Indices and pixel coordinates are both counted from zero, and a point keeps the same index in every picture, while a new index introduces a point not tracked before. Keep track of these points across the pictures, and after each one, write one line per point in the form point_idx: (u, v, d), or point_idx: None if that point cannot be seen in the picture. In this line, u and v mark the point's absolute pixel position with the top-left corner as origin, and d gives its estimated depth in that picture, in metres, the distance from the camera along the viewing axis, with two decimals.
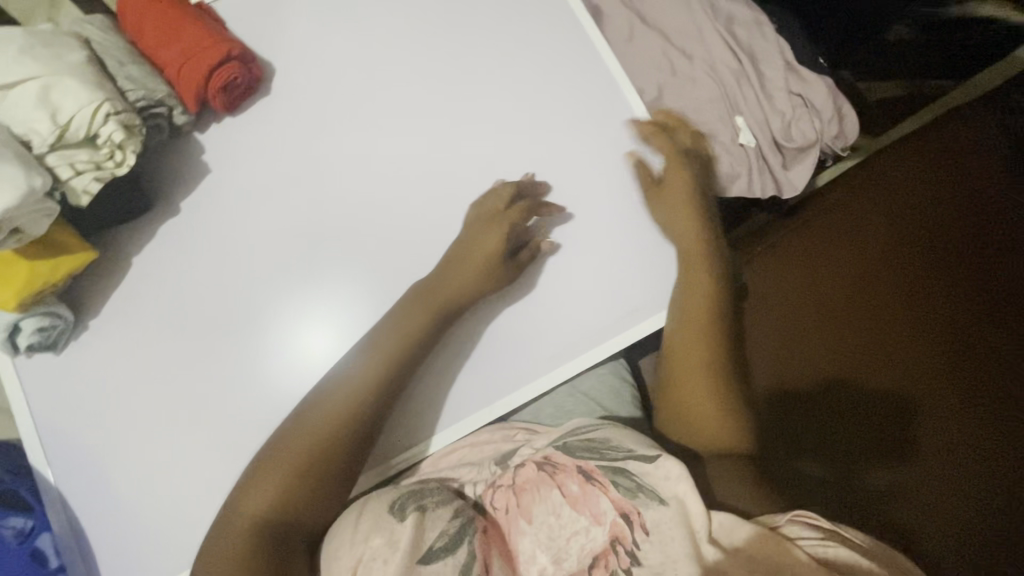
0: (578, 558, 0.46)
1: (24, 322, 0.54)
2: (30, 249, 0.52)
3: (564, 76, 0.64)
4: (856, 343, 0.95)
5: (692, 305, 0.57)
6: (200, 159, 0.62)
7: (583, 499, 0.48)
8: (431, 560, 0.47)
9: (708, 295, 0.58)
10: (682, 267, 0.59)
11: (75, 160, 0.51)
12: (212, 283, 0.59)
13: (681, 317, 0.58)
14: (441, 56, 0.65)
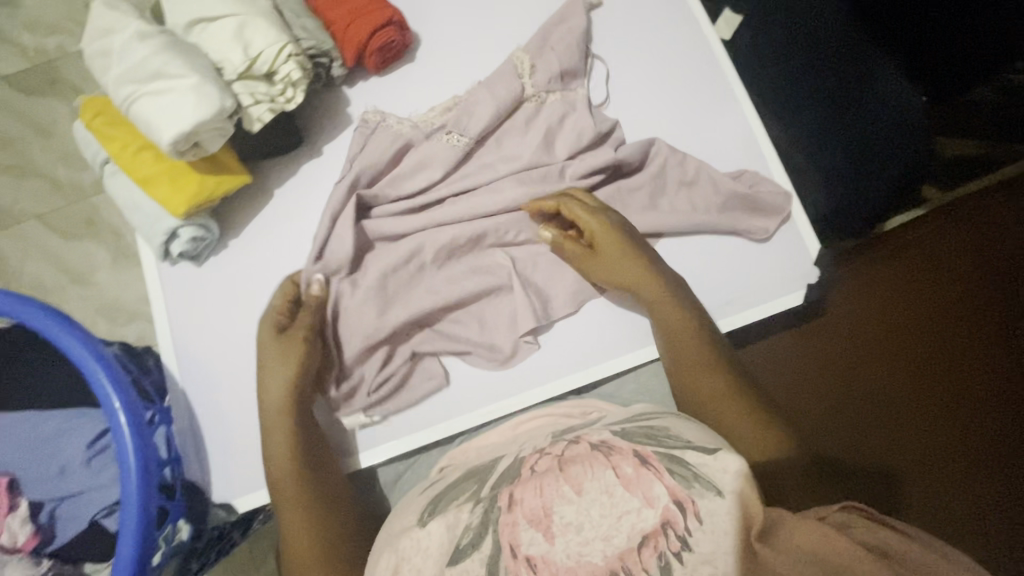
0: (627, 537, 0.37)
1: (182, 230, 0.60)
2: (201, 164, 0.58)
3: (692, 75, 0.68)
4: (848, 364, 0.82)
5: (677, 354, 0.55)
6: (345, 112, 0.67)
7: (635, 480, 0.39)
8: (459, 560, 0.40)
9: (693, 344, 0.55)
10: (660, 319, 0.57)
11: (256, 91, 0.57)
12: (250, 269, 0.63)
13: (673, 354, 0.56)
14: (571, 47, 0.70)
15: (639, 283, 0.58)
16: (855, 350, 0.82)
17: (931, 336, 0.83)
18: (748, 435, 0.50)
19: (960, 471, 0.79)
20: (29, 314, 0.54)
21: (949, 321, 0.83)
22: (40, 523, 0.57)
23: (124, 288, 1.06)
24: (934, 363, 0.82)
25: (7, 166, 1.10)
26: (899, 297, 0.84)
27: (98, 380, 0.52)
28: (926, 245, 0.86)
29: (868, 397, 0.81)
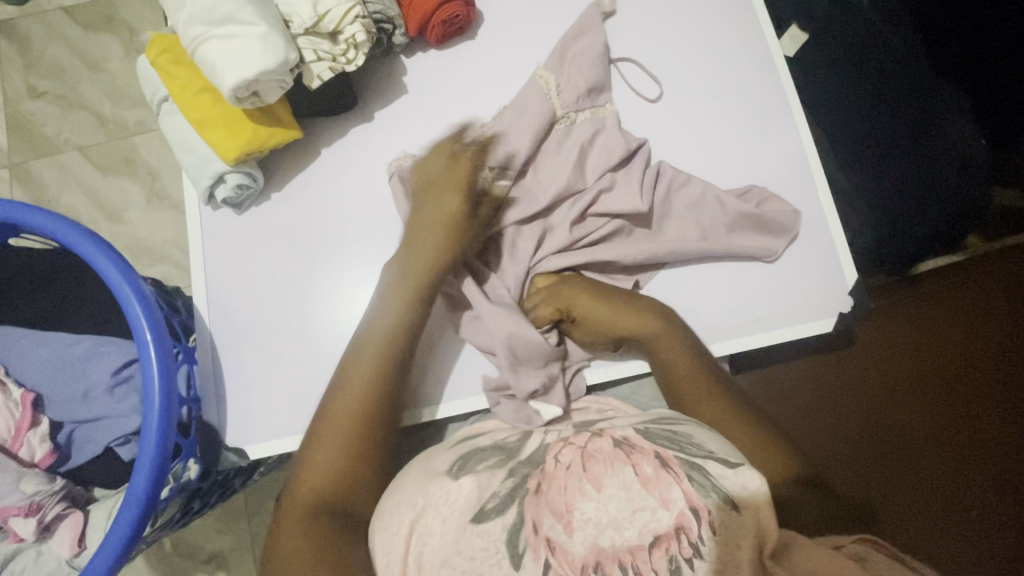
0: (638, 532, 0.38)
1: (229, 175, 0.60)
2: (257, 114, 0.59)
3: (751, 87, 0.67)
4: (869, 390, 0.80)
5: (673, 387, 0.54)
6: (401, 82, 0.67)
7: (654, 480, 0.39)
8: (482, 522, 0.41)
9: (696, 380, 0.54)
10: (660, 361, 0.55)
11: (318, 48, 0.57)
12: (311, 224, 0.64)
13: (669, 386, 0.55)
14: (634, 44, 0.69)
15: (634, 329, 0.56)
16: (880, 379, 0.80)
17: (966, 379, 0.80)
18: (758, 453, 0.49)
19: (972, 521, 0.76)
20: (71, 237, 0.54)
21: (988, 367, 0.80)
22: (57, 443, 0.60)
23: (155, 228, 1.08)
24: (964, 406, 0.79)
25: (58, 95, 1.12)
26: (935, 334, 0.81)
27: (132, 313, 0.53)
28: (975, 288, 0.82)
29: (886, 427, 0.79)
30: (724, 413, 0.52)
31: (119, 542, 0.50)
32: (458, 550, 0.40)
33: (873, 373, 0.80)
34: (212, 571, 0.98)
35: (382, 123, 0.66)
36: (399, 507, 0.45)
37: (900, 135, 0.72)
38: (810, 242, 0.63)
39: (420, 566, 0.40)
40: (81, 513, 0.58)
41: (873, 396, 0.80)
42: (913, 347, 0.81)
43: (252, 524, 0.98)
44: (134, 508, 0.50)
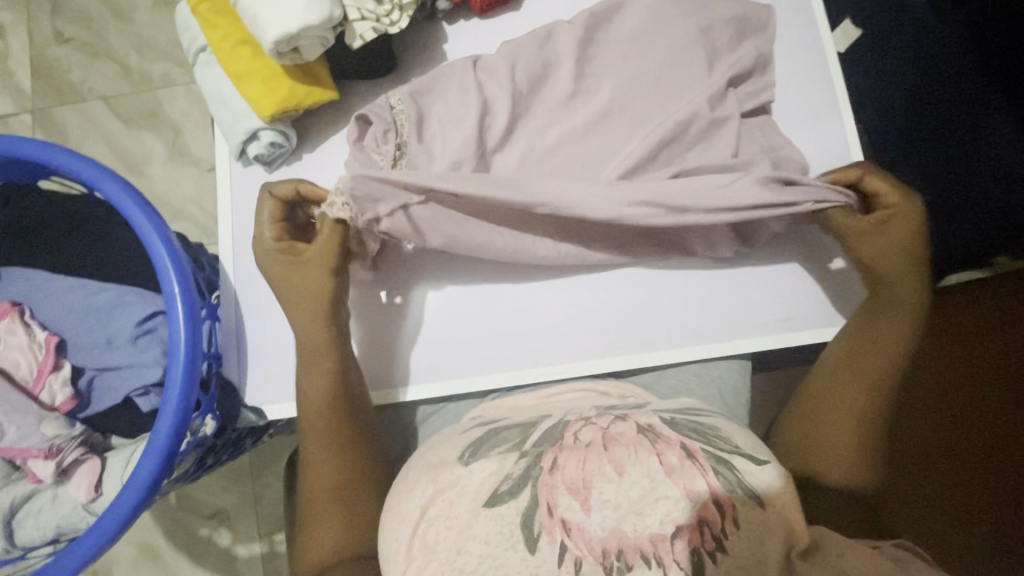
0: (659, 520, 0.37)
1: (263, 132, 0.59)
2: (296, 72, 0.58)
3: (801, 78, 0.65)
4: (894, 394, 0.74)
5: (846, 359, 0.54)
6: (440, 50, 0.65)
7: (679, 470, 0.39)
8: (496, 505, 0.40)
9: (865, 354, 0.53)
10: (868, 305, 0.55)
11: (362, 6, 0.55)
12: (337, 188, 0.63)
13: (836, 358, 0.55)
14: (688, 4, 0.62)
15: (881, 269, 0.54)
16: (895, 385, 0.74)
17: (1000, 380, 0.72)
18: (829, 452, 0.52)
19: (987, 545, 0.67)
20: (104, 183, 0.54)
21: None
22: (78, 388, 0.60)
23: (176, 184, 1.07)
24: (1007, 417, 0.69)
25: (84, 42, 1.11)
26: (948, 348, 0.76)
27: (161, 264, 0.52)
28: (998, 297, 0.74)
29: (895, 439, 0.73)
30: (839, 406, 0.53)
31: (136, 491, 0.51)
32: (471, 535, 0.39)
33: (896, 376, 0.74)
34: (215, 526, 0.99)
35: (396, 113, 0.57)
36: (423, 476, 0.45)
37: (945, 154, 0.71)
38: None
39: (445, 531, 0.40)
40: (97, 460, 0.58)
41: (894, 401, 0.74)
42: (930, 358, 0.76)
43: (256, 484, 0.99)
44: (153, 461, 0.50)
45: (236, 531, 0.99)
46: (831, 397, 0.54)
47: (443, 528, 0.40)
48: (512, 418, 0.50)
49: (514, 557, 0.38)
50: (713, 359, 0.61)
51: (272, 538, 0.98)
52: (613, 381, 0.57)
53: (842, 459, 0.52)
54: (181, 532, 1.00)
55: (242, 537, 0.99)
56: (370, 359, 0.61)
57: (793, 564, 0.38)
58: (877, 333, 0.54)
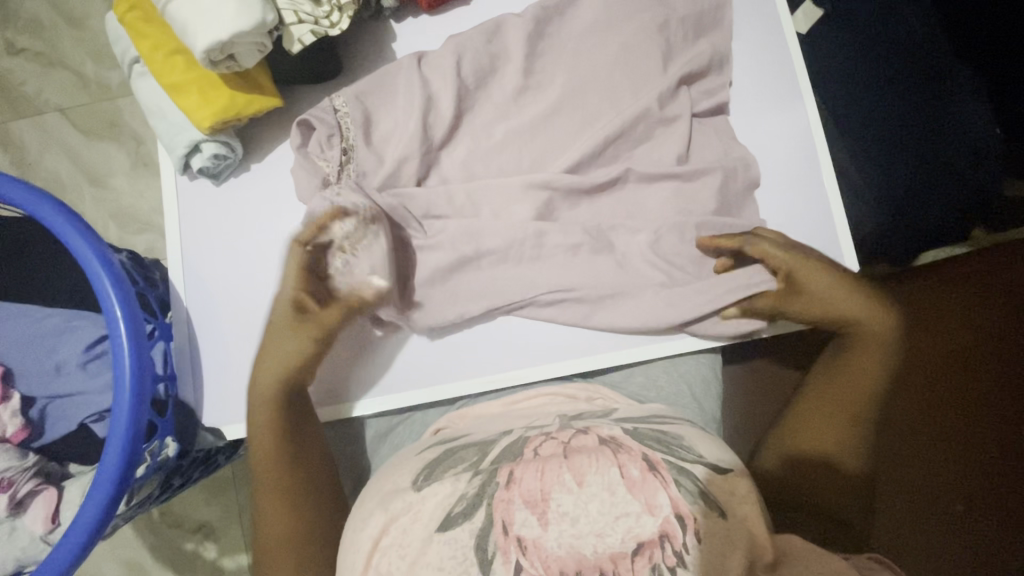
0: (620, 538, 0.36)
1: (204, 144, 0.57)
2: (234, 80, 0.55)
3: (758, 65, 0.63)
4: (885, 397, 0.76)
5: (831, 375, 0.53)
6: (389, 50, 0.63)
7: (640, 483, 0.38)
8: (450, 528, 0.39)
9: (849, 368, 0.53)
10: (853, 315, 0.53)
11: (299, 8, 0.53)
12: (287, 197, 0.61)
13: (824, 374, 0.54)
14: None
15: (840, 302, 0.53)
16: None
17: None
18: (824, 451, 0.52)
19: None
20: (37, 207, 0.52)
21: None
22: (30, 418, 0.58)
23: (141, 195, 1.05)
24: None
25: (37, 53, 1.07)
26: None
27: (102, 289, 0.50)
28: None
29: None
30: (825, 414, 0.53)
31: (90, 523, 0.49)
32: (425, 562, 0.38)
33: None
34: (200, 541, 0.98)
35: (343, 122, 0.56)
36: (377, 503, 0.44)
37: (914, 118, 0.69)
38: (811, 231, 0.61)
39: (398, 561, 0.39)
40: (53, 490, 0.56)
41: None
42: None
43: (238, 496, 0.98)
44: (105, 494, 0.49)
45: (222, 544, 0.98)
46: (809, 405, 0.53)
47: (397, 556, 0.39)
48: (474, 431, 0.49)
49: None
50: (681, 355, 0.60)
51: None
52: (581, 383, 0.56)
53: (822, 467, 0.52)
54: (166, 549, 0.99)
55: (228, 550, 0.98)
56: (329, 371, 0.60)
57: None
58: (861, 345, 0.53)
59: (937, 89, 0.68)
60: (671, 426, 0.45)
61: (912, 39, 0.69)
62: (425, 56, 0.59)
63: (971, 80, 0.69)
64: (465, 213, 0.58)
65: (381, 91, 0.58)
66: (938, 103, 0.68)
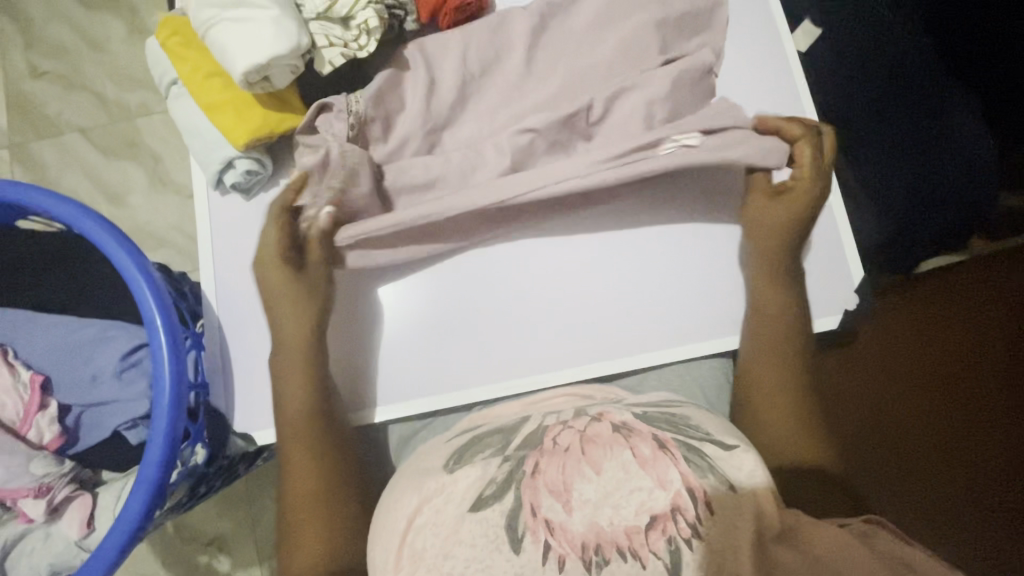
0: (634, 512, 0.38)
1: (238, 161, 0.60)
2: (267, 99, 0.58)
3: (761, 76, 0.66)
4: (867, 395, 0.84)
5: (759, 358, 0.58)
6: None
7: (652, 461, 0.40)
8: (481, 509, 0.41)
9: (778, 353, 0.58)
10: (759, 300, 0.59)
11: (331, 33, 0.57)
12: None
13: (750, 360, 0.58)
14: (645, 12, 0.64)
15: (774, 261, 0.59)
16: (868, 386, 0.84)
17: (965, 388, 0.83)
18: (793, 448, 0.54)
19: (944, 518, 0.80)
20: (82, 220, 0.54)
21: (988, 373, 0.82)
22: (66, 425, 0.60)
23: (158, 212, 1.07)
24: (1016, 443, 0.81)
25: (59, 75, 1.11)
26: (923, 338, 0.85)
27: (143, 299, 0.53)
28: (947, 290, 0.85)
29: (873, 426, 0.83)
30: (786, 399, 0.56)
31: (129, 524, 0.51)
32: (458, 539, 0.40)
33: (865, 375, 0.84)
34: (214, 552, 0.99)
35: (354, 107, 0.59)
36: (410, 488, 0.45)
37: (912, 128, 0.72)
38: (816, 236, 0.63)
39: (433, 538, 0.41)
40: (90, 498, 0.58)
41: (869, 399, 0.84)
42: (898, 354, 0.85)
43: (252, 509, 0.99)
44: (145, 494, 0.51)
45: (236, 556, 0.99)
46: (764, 391, 0.57)
47: (433, 532, 0.41)
48: (495, 424, 0.51)
49: (500, 558, 0.38)
50: (693, 358, 0.62)
51: (271, 561, 0.98)
52: (598, 385, 0.58)
53: (796, 450, 0.54)
54: (179, 562, 0.99)
55: (241, 562, 0.98)
56: (348, 375, 0.62)
57: (776, 553, 0.38)
58: (776, 328, 0.58)
59: (931, 100, 0.71)
60: (678, 411, 0.48)
61: (909, 52, 0.72)
62: (443, 75, 0.62)
63: (963, 92, 0.72)
64: (484, 219, 0.61)
65: (403, 111, 0.62)
66: (935, 115, 0.71)
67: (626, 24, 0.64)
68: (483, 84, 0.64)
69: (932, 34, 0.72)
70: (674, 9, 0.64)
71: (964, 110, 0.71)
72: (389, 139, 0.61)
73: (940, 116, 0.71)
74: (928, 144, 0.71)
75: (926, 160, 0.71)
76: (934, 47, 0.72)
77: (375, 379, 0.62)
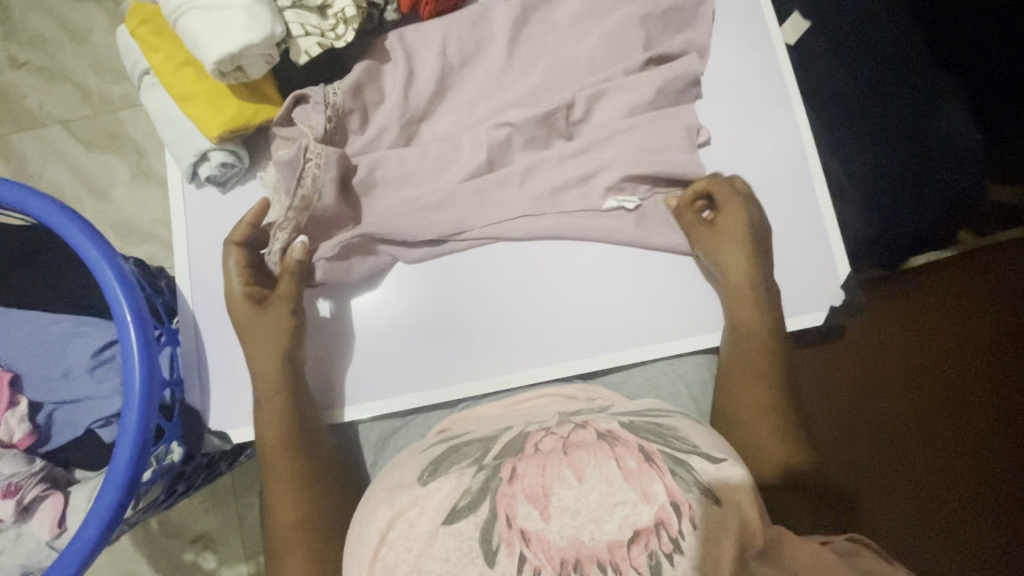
0: (618, 526, 0.37)
1: (212, 153, 0.59)
2: (242, 90, 0.57)
3: (748, 70, 0.65)
4: (855, 390, 0.83)
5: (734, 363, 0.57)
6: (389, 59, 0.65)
7: (636, 473, 0.39)
8: (455, 522, 0.40)
9: (757, 357, 0.56)
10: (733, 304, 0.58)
11: (306, 22, 0.55)
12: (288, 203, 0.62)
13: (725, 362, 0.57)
14: (629, 5, 0.63)
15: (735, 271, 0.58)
16: (856, 380, 0.83)
17: (950, 387, 0.83)
18: (779, 455, 0.52)
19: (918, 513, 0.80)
20: (48, 213, 0.53)
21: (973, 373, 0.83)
22: (36, 424, 0.58)
23: (141, 205, 1.05)
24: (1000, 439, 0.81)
25: (39, 67, 1.09)
26: (913, 334, 0.84)
27: (113, 294, 0.51)
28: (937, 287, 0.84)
29: (859, 421, 0.83)
30: (764, 406, 0.54)
31: (97, 526, 0.50)
32: (430, 554, 0.39)
33: (853, 369, 0.84)
34: (199, 550, 0.98)
35: (332, 99, 0.58)
36: (383, 500, 0.44)
37: (899, 122, 0.71)
38: (804, 232, 0.62)
39: (404, 553, 0.40)
40: (61, 496, 0.57)
41: (856, 393, 0.83)
42: (887, 350, 0.84)
43: (238, 506, 0.98)
44: (112, 495, 0.49)
45: (221, 553, 0.98)
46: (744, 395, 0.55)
47: (403, 548, 0.40)
48: (476, 430, 0.50)
49: (473, 572, 0.38)
50: (680, 354, 0.61)
51: (257, 559, 0.97)
52: (581, 384, 0.57)
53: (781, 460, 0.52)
54: (163, 561, 0.98)
55: (227, 559, 0.98)
56: (324, 375, 0.61)
57: (753, 565, 0.38)
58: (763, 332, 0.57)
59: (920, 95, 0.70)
60: (667, 420, 0.47)
61: (898, 46, 0.71)
62: (424, 67, 0.61)
63: (952, 87, 0.71)
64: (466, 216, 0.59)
65: (384, 102, 0.61)
66: (923, 109, 0.70)
67: (610, 17, 0.63)
68: (465, 78, 0.63)
69: (922, 28, 0.71)
70: (660, 3, 0.63)
71: (953, 104, 0.70)
72: (369, 133, 0.60)
73: (929, 111, 0.70)
74: (916, 139, 0.70)
75: (914, 156, 0.70)
76: (923, 40, 0.71)
77: (354, 377, 0.61)
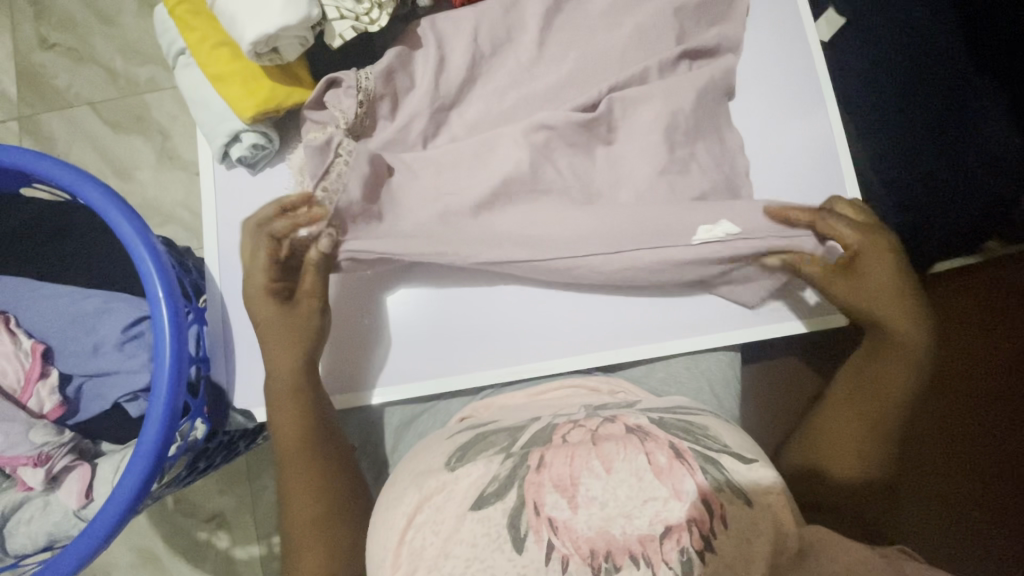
0: (648, 521, 0.37)
1: (244, 134, 0.59)
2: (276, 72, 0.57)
3: (782, 66, 0.64)
4: None
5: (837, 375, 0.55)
6: None
7: (667, 469, 0.39)
8: (483, 507, 0.40)
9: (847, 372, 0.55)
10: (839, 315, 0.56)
11: (341, 6, 0.55)
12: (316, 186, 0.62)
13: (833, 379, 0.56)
14: None
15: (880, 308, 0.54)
16: None
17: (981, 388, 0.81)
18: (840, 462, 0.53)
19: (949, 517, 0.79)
20: (83, 188, 0.53)
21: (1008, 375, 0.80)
22: (66, 396, 0.60)
23: (166, 188, 1.07)
24: None
25: (69, 48, 1.10)
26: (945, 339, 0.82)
27: (147, 271, 0.52)
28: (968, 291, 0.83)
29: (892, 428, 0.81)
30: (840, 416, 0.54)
31: (126, 499, 0.50)
32: (459, 538, 0.39)
33: None
34: (214, 530, 0.99)
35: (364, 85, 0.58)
36: (410, 484, 0.45)
37: (936, 122, 0.69)
38: None
39: (432, 537, 0.40)
40: (88, 467, 0.58)
41: None
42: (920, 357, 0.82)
43: (253, 487, 0.99)
44: (142, 469, 0.50)
45: (234, 533, 0.99)
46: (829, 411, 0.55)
47: (431, 532, 0.41)
48: (501, 420, 0.50)
49: (501, 558, 0.38)
50: (704, 351, 0.61)
51: (269, 540, 0.98)
52: (604, 377, 0.57)
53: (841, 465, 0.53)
54: (178, 538, 0.99)
55: (240, 539, 0.99)
56: (347, 360, 0.61)
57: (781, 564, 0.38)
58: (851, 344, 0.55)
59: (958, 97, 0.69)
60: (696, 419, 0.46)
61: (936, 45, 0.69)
62: (456, 55, 0.61)
63: None
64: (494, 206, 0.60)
65: (415, 89, 0.61)
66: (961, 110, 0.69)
67: (645, 9, 0.62)
68: (497, 68, 0.62)
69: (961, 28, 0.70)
70: None
71: None
72: (399, 120, 0.60)
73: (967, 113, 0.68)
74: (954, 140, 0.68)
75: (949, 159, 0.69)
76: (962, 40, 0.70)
77: (377, 363, 0.61)
